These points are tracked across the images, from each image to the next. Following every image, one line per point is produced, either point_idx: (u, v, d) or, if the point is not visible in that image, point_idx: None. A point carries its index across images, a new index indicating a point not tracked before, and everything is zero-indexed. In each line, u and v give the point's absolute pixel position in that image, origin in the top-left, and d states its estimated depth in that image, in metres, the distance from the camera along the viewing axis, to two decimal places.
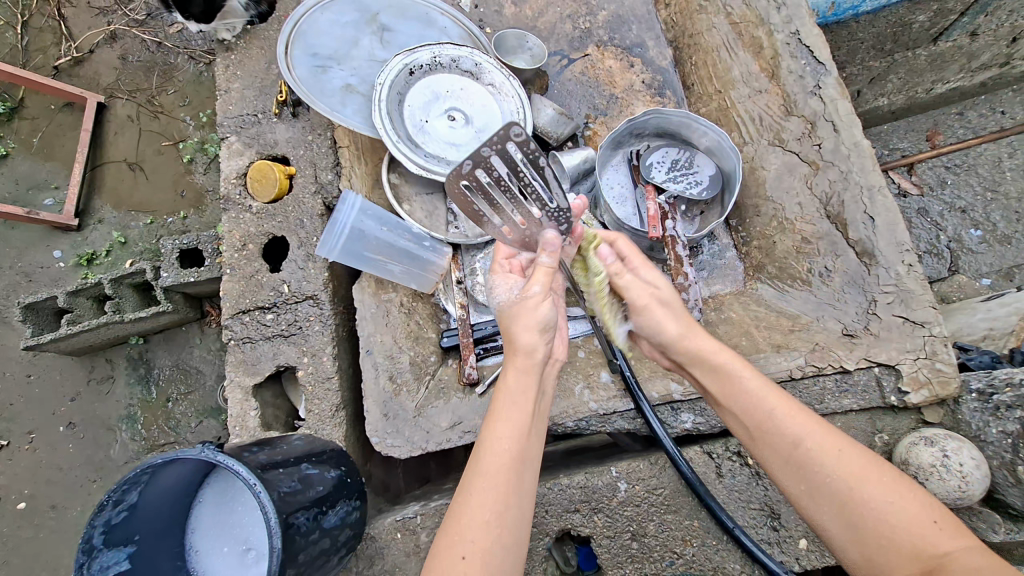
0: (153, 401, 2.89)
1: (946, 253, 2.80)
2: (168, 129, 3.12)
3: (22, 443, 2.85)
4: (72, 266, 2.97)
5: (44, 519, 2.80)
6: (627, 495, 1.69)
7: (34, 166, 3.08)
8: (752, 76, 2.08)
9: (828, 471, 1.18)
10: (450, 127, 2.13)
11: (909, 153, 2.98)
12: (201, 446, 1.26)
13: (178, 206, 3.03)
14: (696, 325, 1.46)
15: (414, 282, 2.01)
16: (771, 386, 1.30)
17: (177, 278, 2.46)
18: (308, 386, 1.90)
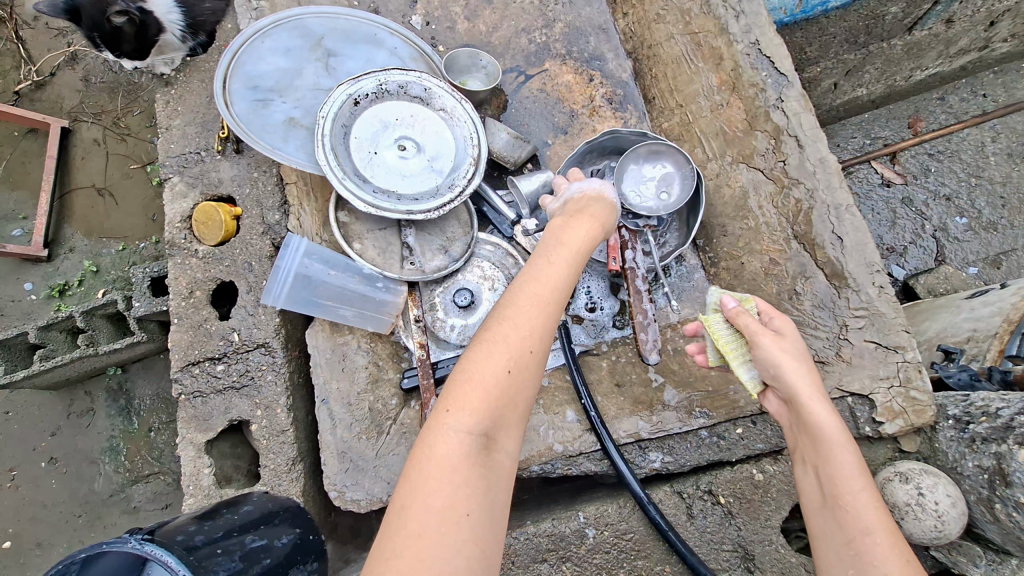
0: (134, 431, 2.82)
1: (932, 242, 2.72)
2: (136, 151, 3.02)
3: (4, 480, 2.77)
4: (43, 298, 2.88)
5: (28, 558, 2.71)
6: (597, 541, 1.62)
7: (1, 195, 2.97)
8: (713, 90, 2.00)
9: (883, 567, 1.04)
10: (401, 156, 2.02)
11: (892, 142, 2.88)
12: (129, 536, 1.22)
13: (150, 230, 2.93)
14: (827, 416, 1.20)
15: (371, 324, 1.92)
16: (867, 478, 1.14)
17: (149, 307, 2.37)
18: (262, 440, 1.83)
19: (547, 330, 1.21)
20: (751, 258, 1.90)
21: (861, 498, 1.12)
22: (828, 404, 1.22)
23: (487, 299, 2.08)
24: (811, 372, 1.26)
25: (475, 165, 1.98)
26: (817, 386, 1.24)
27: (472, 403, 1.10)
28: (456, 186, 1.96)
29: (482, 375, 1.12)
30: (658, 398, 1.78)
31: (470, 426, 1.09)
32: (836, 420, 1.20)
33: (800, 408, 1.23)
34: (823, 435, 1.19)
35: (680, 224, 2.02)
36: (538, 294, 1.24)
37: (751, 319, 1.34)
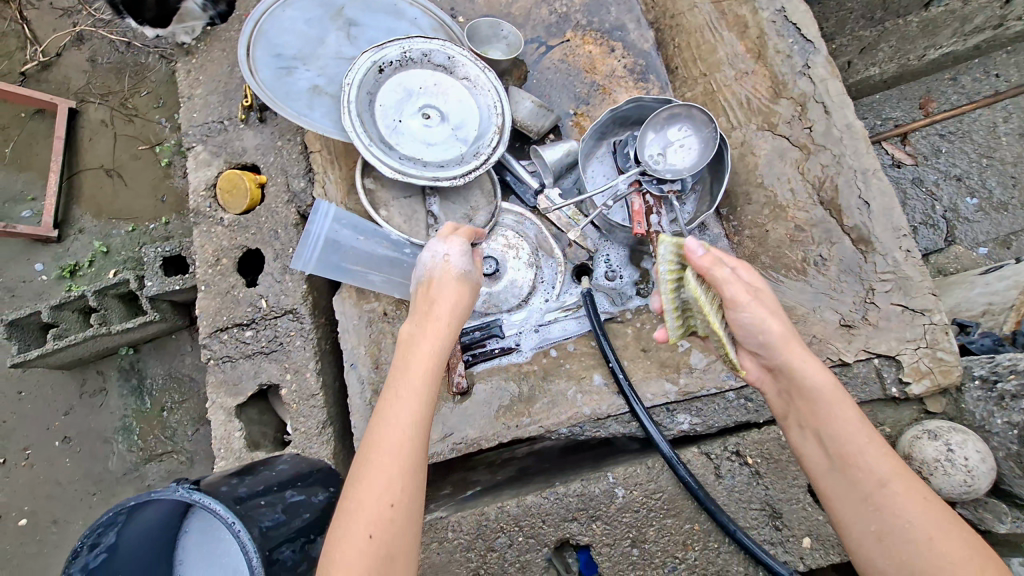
0: (147, 411, 2.82)
1: (943, 224, 2.69)
2: (144, 132, 3.00)
3: (18, 460, 2.80)
4: (54, 279, 2.88)
5: (45, 535, 2.75)
6: (626, 501, 1.66)
7: (9, 176, 2.97)
8: (738, 57, 1.99)
9: (906, 514, 1.08)
10: (425, 125, 2.02)
11: (902, 123, 2.84)
12: (175, 484, 1.22)
13: (159, 212, 2.92)
14: (813, 373, 1.21)
15: (398, 291, 1.90)
16: (866, 432, 1.17)
17: (161, 287, 2.38)
18: (292, 404, 1.85)
19: (417, 427, 1.21)
20: (776, 226, 1.88)
21: (866, 452, 1.15)
22: (812, 362, 1.23)
23: (514, 268, 2.06)
24: (790, 334, 1.25)
25: (499, 133, 1.98)
26: (793, 336, 1.25)
27: (355, 552, 1.06)
28: (481, 154, 1.96)
29: (369, 507, 1.10)
30: (685, 361, 1.81)
31: (369, 529, 1.08)
32: (829, 380, 1.21)
33: (793, 379, 1.23)
34: (820, 395, 1.20)
35: (705, 190, 2.01)
36: (402, 405, 1.23)
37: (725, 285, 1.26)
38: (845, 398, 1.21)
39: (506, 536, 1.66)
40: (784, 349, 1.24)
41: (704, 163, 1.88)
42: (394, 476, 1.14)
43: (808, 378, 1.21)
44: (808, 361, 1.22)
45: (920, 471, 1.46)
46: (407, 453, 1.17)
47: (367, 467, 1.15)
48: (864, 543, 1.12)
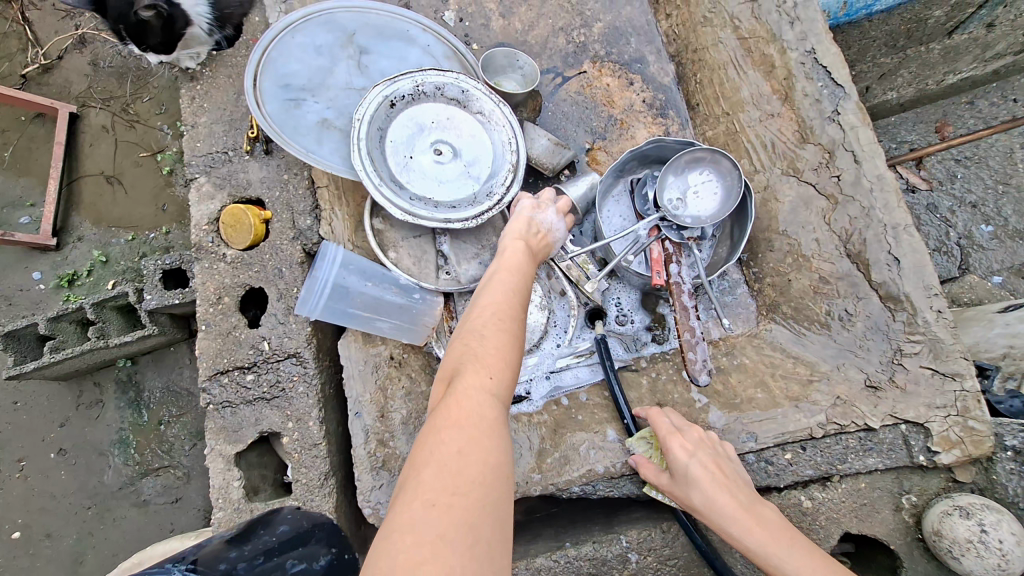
0: (144, 425, 2.75)
1: (956, 251, 2.60)
2: (145, 139, 2.92)
3: (13, 471, 2.73)
4: (52, 288, 2.81)
5: (38, 549, 2.68)
6: (639, 566, 1.60)
7: (8, 182, 2.90)
8: (763, 98, 1.91)
9: None
10: (437, 161, 1.95)
11: (918, 147, 2.71)
12: (171, 568, 1.16)
13: (160, 221, 2.85)
14: (732, 508, 1.36)
15: (406, 336, 1.85)
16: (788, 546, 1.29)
17: (161, 301, 2.31)
18: (294, 454, 1.78)
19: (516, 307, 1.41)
20: (799, 275, 1.83)
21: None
22: (729, 495, 1.38)
23: (526, 310, 1.95)
24: (709, 473, 1.43)
25: (514, 172, 1.91)
26: (708, 476, 1.42)
27: (489, 360, 1.23)
28: (494, 194, 1.89)
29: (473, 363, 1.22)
30: (703, 418, 1.72)
31: (491, 388, 1.17)
32: (744, 509, 1.36)
33: (714, 519, 1.37)
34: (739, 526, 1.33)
35: (725, 235, 1.94)
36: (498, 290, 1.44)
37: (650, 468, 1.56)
38: (781, 531, 1.32)
39: None
40: (699, 488, 1.42)
41: (726, 212, 1.81)
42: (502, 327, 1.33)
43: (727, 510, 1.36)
44: (726, 496, 1.38)
45: (949, 550, 1.40)
46: (506, 319, 1.35)
47: (472, 330, 1.32)
48: None
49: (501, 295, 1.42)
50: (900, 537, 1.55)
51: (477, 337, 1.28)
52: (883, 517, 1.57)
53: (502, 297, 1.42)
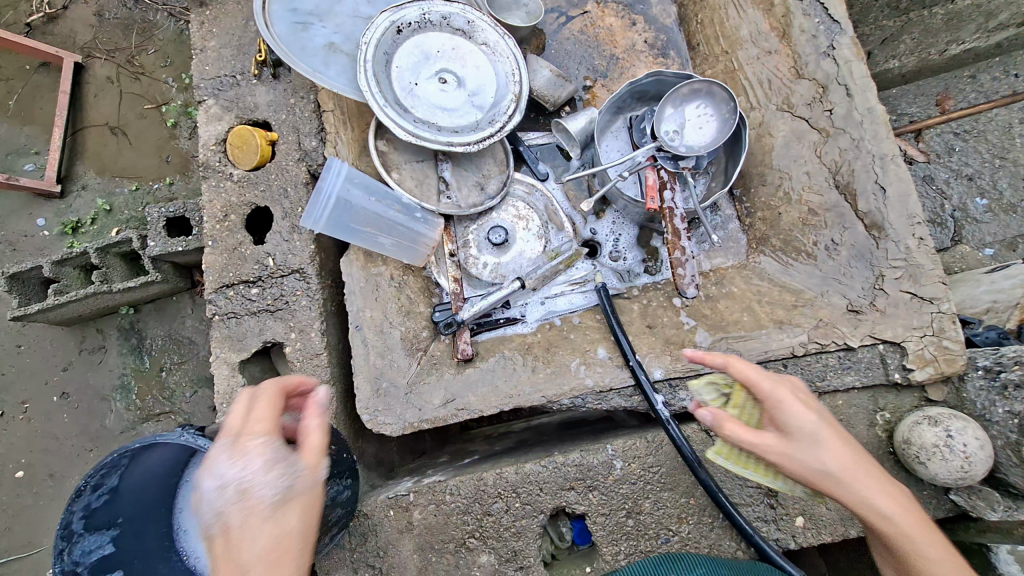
0: (146, 371, 2.76)
1: (949, 224, 2.38)
2: (150, 91, 2.91)
3: (16, 413, 2.76)
4: (56, 235, 2.83)
5: (42, 488, 2.74)
6: (623, 472, 1.68)
7: (12, 130, 2.90)
8: (762, 36, 1.95)
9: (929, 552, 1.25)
10: (441, 89, 1.99)
11: (917, 120, 2.49)
12: (180, 430, 1.23)
13: (163, 171, 2.84)
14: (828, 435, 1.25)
15: (406, 255, 1.94)
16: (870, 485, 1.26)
17: (164, 248, 2.32)
18: (296, 362, 1.85)
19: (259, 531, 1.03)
20: (789, 208, 1.89)
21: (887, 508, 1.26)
22: (825, 450, 1.24)
23: (522, 240, 2.11)
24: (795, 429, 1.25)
25: (516, 101, 1.95)
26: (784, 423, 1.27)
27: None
28: (496, 122, 1.93)
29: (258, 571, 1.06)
30: (690, 339, 1.80)
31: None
32: (836, 434, 1.28)
33: (799, 449, 1.24)
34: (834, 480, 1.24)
35: (719, 171, 2.01)
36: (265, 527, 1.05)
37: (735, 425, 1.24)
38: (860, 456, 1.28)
39: (503, 502, 1.68)
40: (788, 416, 1.26)
41: (720, 142, 1.86)
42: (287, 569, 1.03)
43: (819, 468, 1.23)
44: (820, 422, 1.27)
45: (917, 455, 1.49)
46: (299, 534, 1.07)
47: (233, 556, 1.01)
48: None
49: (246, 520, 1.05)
50: (873, 450, 1.63)
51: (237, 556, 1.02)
52: (857, 432, 1.65)
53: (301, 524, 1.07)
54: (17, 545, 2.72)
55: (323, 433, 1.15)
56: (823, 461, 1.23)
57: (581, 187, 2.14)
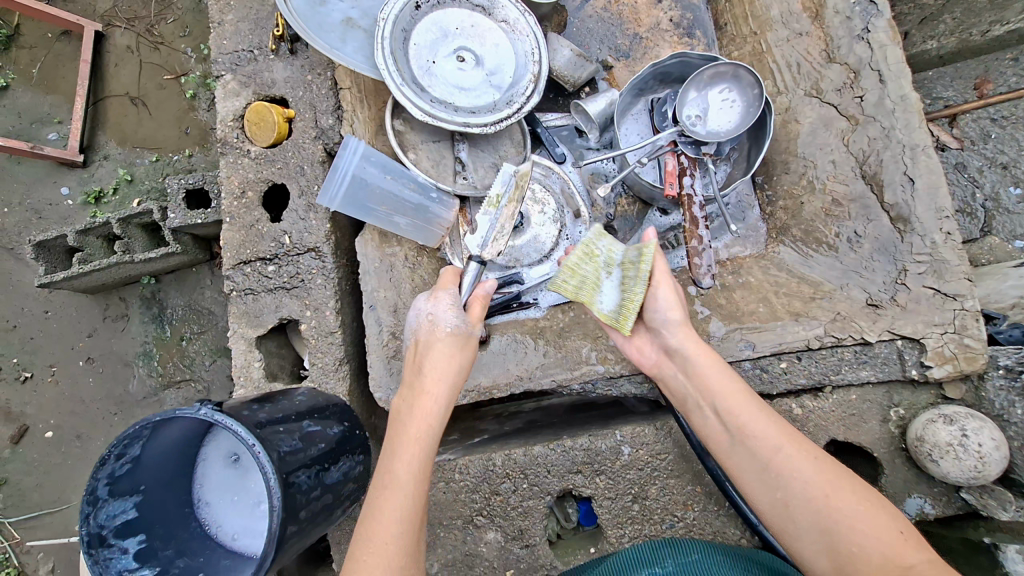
0: (167, 340, 2.83)
1: (980, 213, 2.30)
2: (169, 61, 2.91)
3: (45, 376, 2.86)
4: (79, 204, 2.88)
5: (70, 448, 2.85)
6: (631, 458, 1.70)
7: (35, 98, 2.92)
8: (793, 16, 1.87)
9: (794, 476, 1.25)
10: (459, 68, 1.96)
11: (952, 104, 2.39)
12: (198, 404, 1.27)
13: (183, 143, 2.86)
14: (720, 377, 1.40)
15: (420, 236, 1.91)
16: (789, 441, 1.29)
17: (183, 220, 2.34)
18: (312, 340, 1.88)
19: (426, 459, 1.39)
20: (812, 197, 1.83)
21: (744, 421, 1.34)
22: (693, 357, 1.45)
23: (537, 222, 2.07)
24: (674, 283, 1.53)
25: (535, 82, 1.90)
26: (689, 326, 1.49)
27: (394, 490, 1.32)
28: (514, 103, 1.89)
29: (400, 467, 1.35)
30: (704, 328, 1.77)
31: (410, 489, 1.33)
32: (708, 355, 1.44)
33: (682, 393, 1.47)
34: (747, 416, 1.34)
35: (741, 157, 1.96)
36: (402, 467, 1.35)
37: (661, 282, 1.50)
38: (735, 387, 1.38)
39: (511, 482, 1.72)
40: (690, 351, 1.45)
41: (743, 129, 1.82)
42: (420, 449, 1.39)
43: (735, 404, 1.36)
44: (709, 360, 1.43)
45: (930, 453, 1.48)
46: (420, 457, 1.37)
47: (396, 453, 1.38)
48: (801, 509, 1.23)
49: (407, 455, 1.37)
50: (884, 446, 1.62)
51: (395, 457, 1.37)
52: (869, 427, 1.64)
53: (411, 459, 1.37)
54: (46, 501, 2.85)
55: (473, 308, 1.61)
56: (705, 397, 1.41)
57: (598, 172, 2.12)
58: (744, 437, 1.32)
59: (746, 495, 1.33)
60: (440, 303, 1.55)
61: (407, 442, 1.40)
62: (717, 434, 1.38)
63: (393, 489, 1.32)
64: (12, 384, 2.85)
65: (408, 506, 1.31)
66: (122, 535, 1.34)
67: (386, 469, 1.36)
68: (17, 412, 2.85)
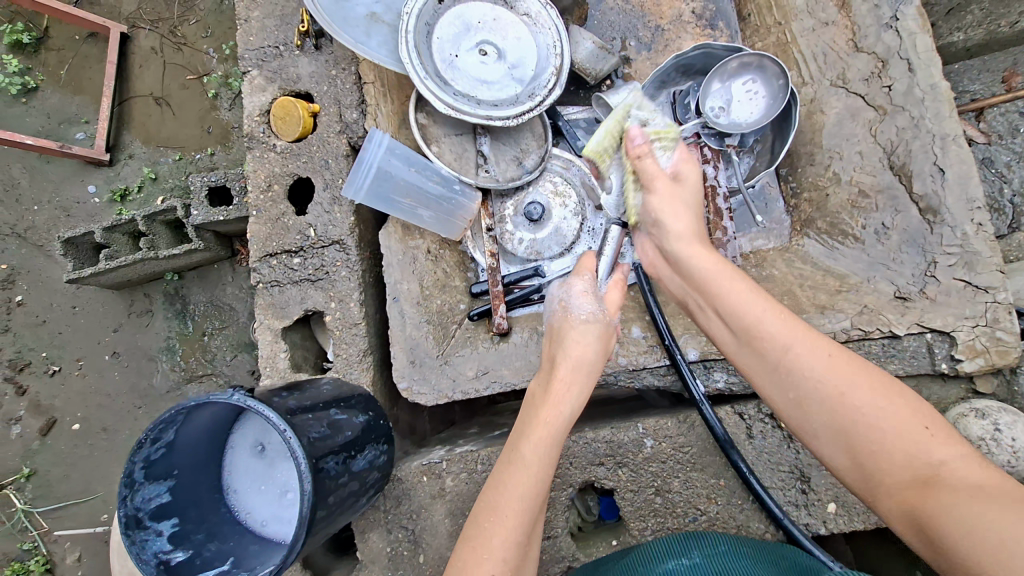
0: (189, 335, 2.89)
1: (1008, 209, 2.21)
2: (192, 62, 2.96)
3: (72, 369, 2.92)
4: (106, 202, 2.94)
5: (96, 440, 2.92)
6: (653, 451, 1.70)
7: (63, 99, 2.99)
8: (819, 5, 1.84)
9: (813, 375, 1.19)
10: (481, 62, 1.97)
11: (978, 97, 2.30)
12: (230, 390, 1.29)
13: (205, 142, 2.91)
14: (720, 281, 1.37)
15: (443, 228, 1.96)
16: (800, 340, 1.23)
17: (206, 217, 2.38)
18: (336, 331, 1.91)
19: (545, 469, 1.29)
20: (837, 189, 1.81)
21: (761, 323, 1.27)
22: (691, 255, 1.46)
23: (557, 215, 2.11)
24: (673, 186, 1.59)
25: (557, 75, 1.91)
26: (693, 233, 1.50)
27: (504, 508, 1.25)
28: (536, 95, 1.90)
29: (508, 494, 1.26)
30: None
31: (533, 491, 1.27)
32: (715, 263, 1.41)
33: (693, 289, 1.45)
34: (755, 320, 1.29)
35: (765, 149, 1.94)
36: (519, 470, 1.28)
37: (650, 163, 1.62)
38: (738, 282, 1.35)
39: None
40: (682, 246, 1.49)
41: (767, 121, 1.81)
42: (537, 457, 1.29)
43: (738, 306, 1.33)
44: (701, 255, 1.45)
45: None
46: (544, 451, 1.30)
47: (514, 460, 1.30)
48: (821, 404, 1.18)
49: (524, 469, 1.28)
50: None
51: (510, 464, 1.30)
52: None
53: (527, 476, 1.27)
54: (73, 492, 2.92)
55: (614, 297, 1.52)
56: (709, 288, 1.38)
57: None
58: (755, 339, 1.28)
59: (762, 392, 1.30)
60: (581, 291, 1.49)
61: (536, 424, 1.33)
62: (731, 338, 1.36)
63: (504, 491, 1.27)
64: (41, 377, 2.92)
65: (519, 509, 1.25)
66: (157, 518, 1.37)
67: (503, 467, 1.31)
68: (46, 404, 2.93)
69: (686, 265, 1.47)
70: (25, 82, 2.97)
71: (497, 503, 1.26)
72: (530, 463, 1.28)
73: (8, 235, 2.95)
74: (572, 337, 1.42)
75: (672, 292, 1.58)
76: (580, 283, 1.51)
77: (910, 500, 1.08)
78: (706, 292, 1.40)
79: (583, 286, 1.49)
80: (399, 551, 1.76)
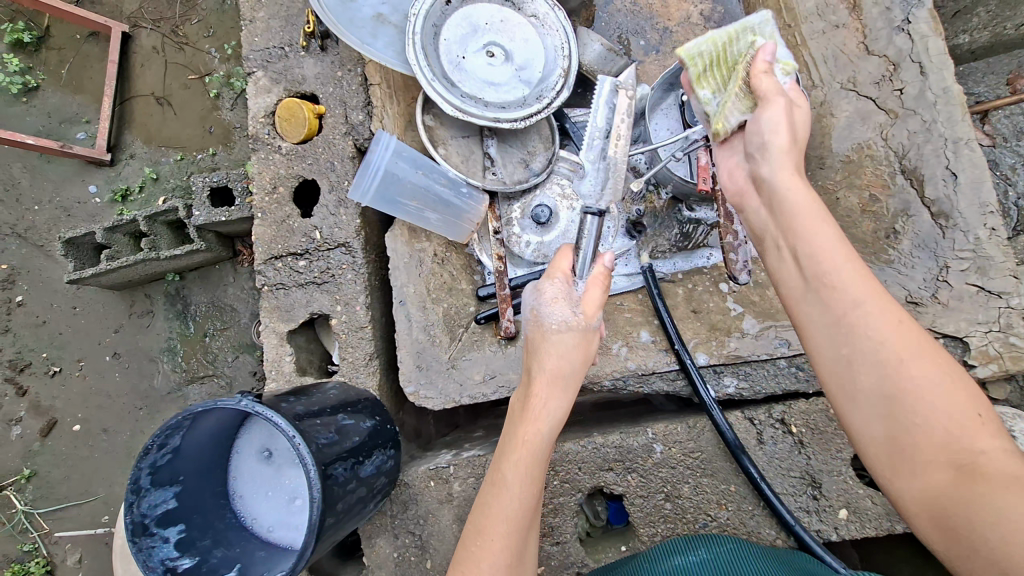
0: (191, 336, 2.87)
1: (1013, 212, 2.17)
2: (194, 61, 2.94)
3: (73, 370, 2.90)
4: (107, 202, 2.93)
5: (97, 441, 2.90)
6: (663, 456, 1.68)
7: (64, 98, 2.98)
8: (830, 8, 1.83)
9: (878, 337, 1.07)
10: (489, 64, 1.96)
11: (983, 100, 2.28)
12: (239, 395, 1.27)
13: (207, 142, 2.90)
14: (811, 227, 1.16)
15: (450, 231, 1.94)
16: (875, 297, 1.09)
17: (208, 217, 2.36)
18: (342, 334, 1.89)
19: (533, 493, 1.29)
20: (849, 193, 1.77)
21: (833, 273, 1.12)
22: (788, 185, 1.22)
23: (565, 218, 2.10)
24: (787, 106, 1.27)
25: (565, 76, 1.90)
26: (794, 164, 1.24)
27: (498, 531, 1.25)
28: (545, 97, 1.89)
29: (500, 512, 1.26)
30: (736, 326, 1.78)
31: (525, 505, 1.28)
32: (809, 197, 1.20)
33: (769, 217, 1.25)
34: (829, 265, 1.13)
35: None
36: (510, 497, 1.27)
37: (768, 79, 1.31)
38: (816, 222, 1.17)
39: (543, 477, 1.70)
40: (774, 180, 1.24)
41: None
42: (526, 485, 1.29)
43: (821, 250, 1.15)
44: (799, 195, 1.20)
45: None
46: (528, 476, 1.29)
47: (502, 480, 1.30)
48: (877, 371, 1.07)
49: (514, 492, 1.27)
50: None
51: (500, 485, 1.29)
52: None
53: (512, 500, 1.27)
54: (73, 493, 2.90)
55: (593, 296, 1.40)
56: (792, 225, 1.19)
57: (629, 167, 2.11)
58: (821, 285, 1.13)
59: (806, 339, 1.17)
60: (551, 299, 1.40)
61: (516, 445, 1.31)
62: (793, 274, 1.19)
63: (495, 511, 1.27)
64: (41, 378, 2.90)
65: (507, 532, 1.25)
66: (163, 525, 1.35)
67: (490, 489, 1.31)
68: (46, 405, 2.91)
69: (768, 194, 1.25)
70: (25, 81, 2.95)
71: (485, 524, 1.26)
72: (514, 485, 1.28)
73: (8, 235, 2.93)
74: (546, 349, 1.38)
75: (749, 222, 1.34)
76: (549, 287, 1.42)
77: (946, 486, 1.03)
78: (785, 223, 1.20)
79: (551, 291, 1.41)
80: (406, 557, 1.74)
